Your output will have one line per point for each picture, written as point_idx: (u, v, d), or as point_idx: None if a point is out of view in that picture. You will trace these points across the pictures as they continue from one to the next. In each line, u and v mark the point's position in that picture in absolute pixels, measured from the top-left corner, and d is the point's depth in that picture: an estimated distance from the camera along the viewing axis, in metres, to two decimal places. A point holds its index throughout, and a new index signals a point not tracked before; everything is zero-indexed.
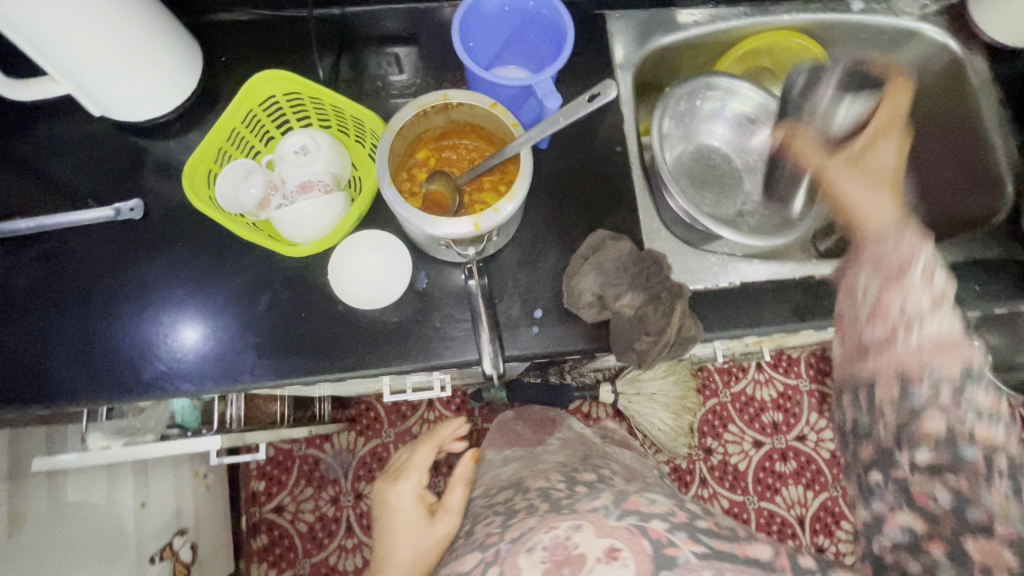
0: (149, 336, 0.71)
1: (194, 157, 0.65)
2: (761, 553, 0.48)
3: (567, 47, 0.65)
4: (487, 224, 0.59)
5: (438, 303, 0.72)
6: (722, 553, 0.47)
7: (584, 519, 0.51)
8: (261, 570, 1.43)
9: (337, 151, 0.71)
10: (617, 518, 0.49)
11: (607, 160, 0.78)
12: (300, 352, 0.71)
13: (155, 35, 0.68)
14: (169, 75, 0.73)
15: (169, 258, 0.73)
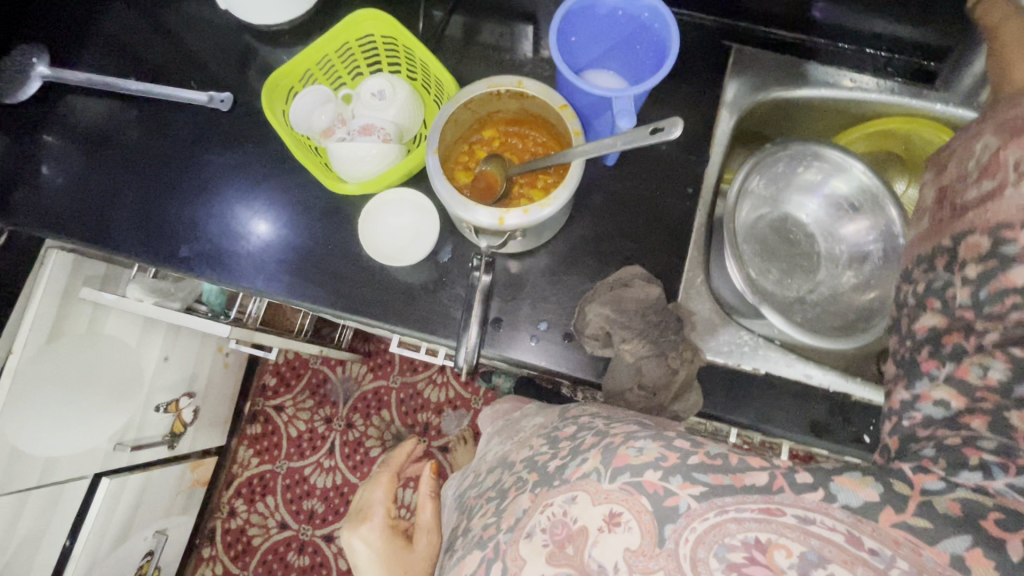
0: (199, 220, 0.77)
1: (282, 69, 0.69)
2: (759, 478, 0.40)
3: (667, 66, 0.61)
4: (512, 223, 0.57)
5: (451, 281, 0.72)
6: (717, 488, 0.40)
7: (578, 482, 0.45)
8: (246, 454, 1.56)
9: (410, 106, 0.73)
10: (611, 480, 0.43)
11: (672, 199, 0.74)
12: (315, 281, 0.74)
13: None
14: None
15: (239, 158, 0.79)
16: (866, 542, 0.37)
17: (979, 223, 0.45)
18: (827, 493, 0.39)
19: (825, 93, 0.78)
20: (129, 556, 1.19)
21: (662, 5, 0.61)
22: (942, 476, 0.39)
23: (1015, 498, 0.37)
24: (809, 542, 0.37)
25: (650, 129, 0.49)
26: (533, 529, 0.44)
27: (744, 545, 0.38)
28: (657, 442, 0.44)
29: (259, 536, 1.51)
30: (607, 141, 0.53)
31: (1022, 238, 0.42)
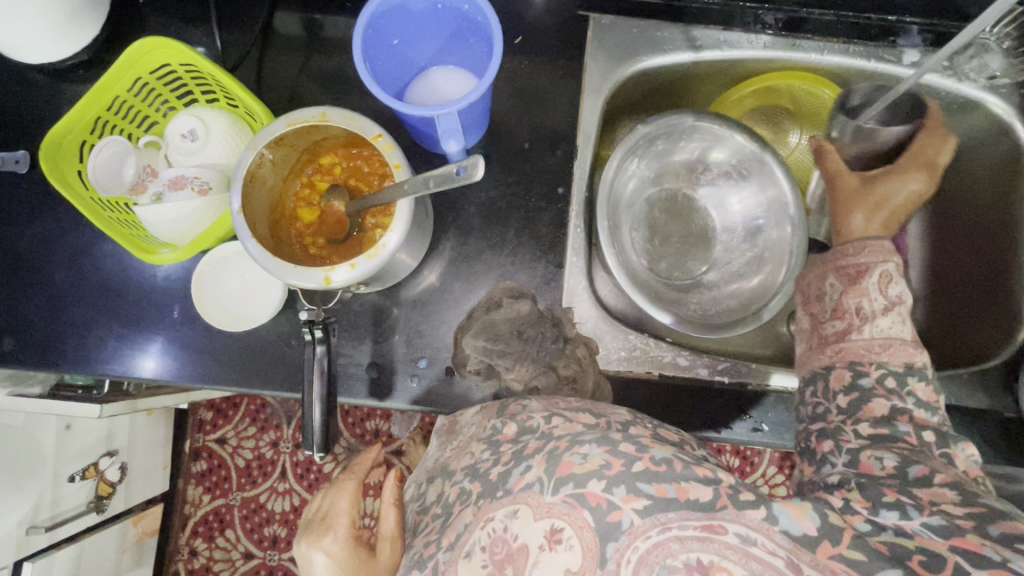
0: (20, 304, 0.67)
1: (60, 124, 0.58)
2: (702, 492, 0.34)
3: (494, 66, 0.53)
4: (338, 281, 0.51)
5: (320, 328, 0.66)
6: (660, 502, 0.34)
7: (520, 493, 0.37)
8: (196, 493, 1.46)
9: (229, 144, 0.63)
10: (554, 492, 0.35)
11: (543, 202, 0.69)
12: (165, 353, 0.66)
13: None
14: (63, 21, 0.64)
15: (54, 225, 0.69)
16: (802, 566, 0.32)
17: (836, 356, 0.53)
18: (767, 513, 0.34)
19: (695, 58, 0.72)
20: None
21: None
22: (868, 517, 0.37)
23: (930, 538, 0.36)
24: (750, 564, 0.32)
25: (451, 171, 0.45)
26: (472, 548, 0.36)
27: (684, 566, 0.32)
28: (604, 446, 0.37)
29: (226, 569, 1.45)
30: (418, 183, 0.48)
31: (873, 372, 0.51)
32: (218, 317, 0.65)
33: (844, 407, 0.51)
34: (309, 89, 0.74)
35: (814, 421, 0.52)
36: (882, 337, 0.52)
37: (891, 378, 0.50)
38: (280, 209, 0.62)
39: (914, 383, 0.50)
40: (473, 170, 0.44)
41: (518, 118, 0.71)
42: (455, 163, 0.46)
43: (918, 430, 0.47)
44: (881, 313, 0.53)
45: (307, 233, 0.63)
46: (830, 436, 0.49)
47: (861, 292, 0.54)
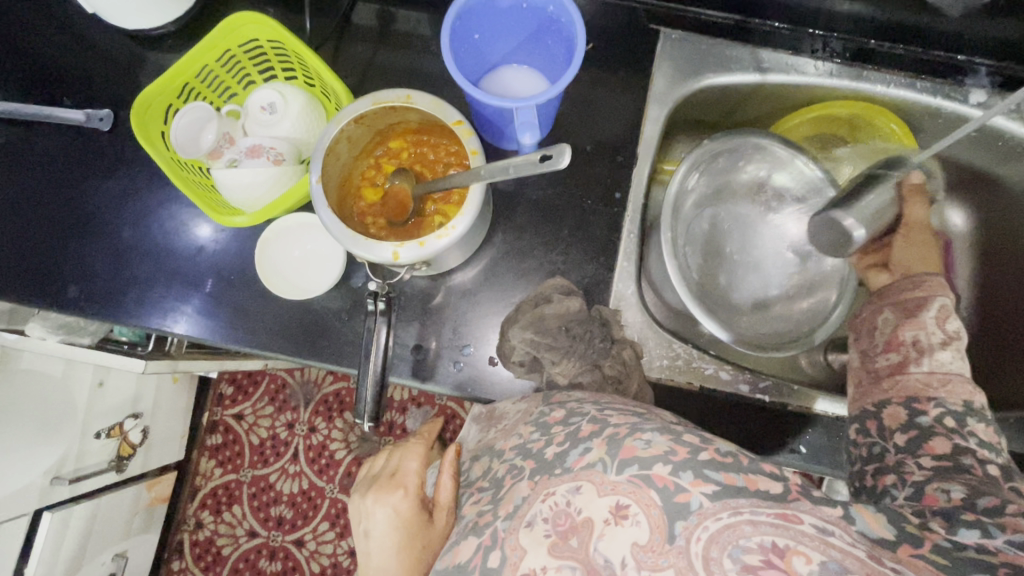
0: (84, 256, 0.70)
1: (151, 85, 0.61)
2: (772, 485, 0.35)
3: (575, 65, 0.55)
4: (404, 258, 0.53)
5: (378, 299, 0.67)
6: (731, 489, 0.34)
7: (582, 472, 0.37)
8: (209, 466, 1.48)
9: (307, 121, 0.66)
10: (618, 472, 0.36)
11: (598, 206, 0.70)
12: (220, 317, 0.68)
13: None
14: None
15: (125, 184, 0.71)
16: (886, 560, 0.32)
17: (894, 391, 0.55)
18: (844, 513, 0.34)
19: (764, 79, 0.73)
20: None
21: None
22: (947, 536, 0.36)
23: (1015, 554, 0.35)
24: (830, 552, 0.31)
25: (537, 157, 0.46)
26: (534, 519, 0.36)
27: (759, 547, 0.32)
28: (667, 436, 0.37)
29: (229, 545, 1.46)
30: (497, 170, 0.49)
31: (931, 411, 0.52)
32: (276, 286, 0.66)
33: (903, 445, 0.51)
34: (381, 78, 0.77)
35: (869, 461, 0.52)
36: (940, 372, 0.54)
37: (949, 417, 0.51)
38: (346, 186, 0.64)
39: (974, 424, 0.51)
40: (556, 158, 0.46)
41: (581, 122, 0.72)
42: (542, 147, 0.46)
43: (981, 464, 0.47)
44: (939, 347, 0.55)
45: (369, 212, 0.65)
46: (892, 470, 0.50)
47: (918, 326, 0.57)
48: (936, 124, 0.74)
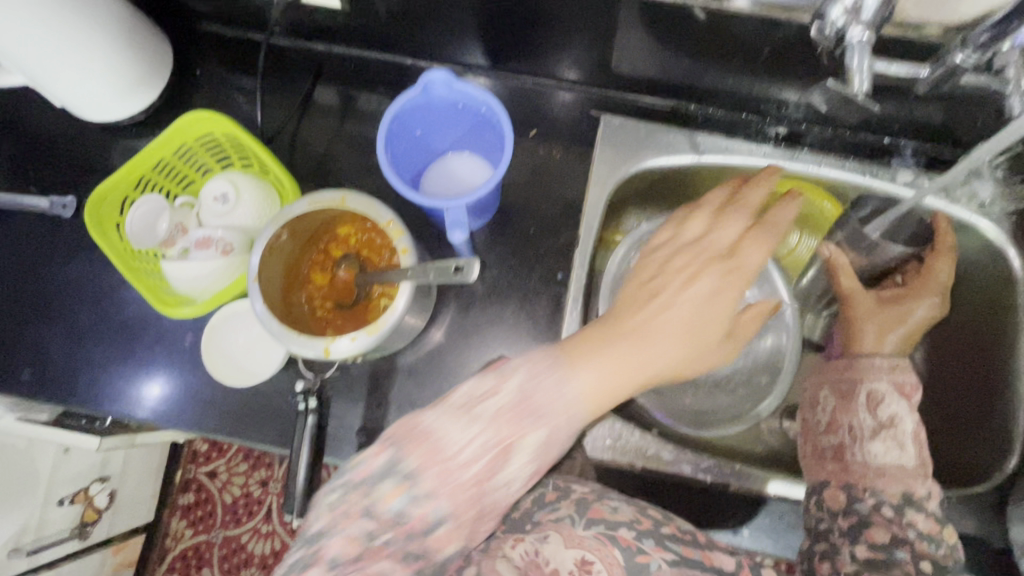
0: (45, 339, 0.72)
1: (105, 183, 0.64)
2: None
3: (505, 164, 0.58)
4: (337, 354, 0.55)
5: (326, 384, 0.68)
6: None
7: None
8: (180, 526, 1.46)
9: (257, 209, 0.68)
10: None
11: (542, 286, 0.72)
12: (169, 400, 0.69)
13: (112, 82, 0.69)
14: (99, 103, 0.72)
15: (86, 267, 0.74)
16: None
17: (834, 475, 0.58)
18: None
19: (701, 160, 0.76)
20: None
21: (496, 100, 0.59)
22: None
23: None
24: None
25: (451, 268, 0.51)
26: None
27: None
28: None
29: None
30: (421, 272, 0.53)
31: (868, 500, 0.55)
32: (222, 372, 0.68)
33: (845, 531, 0.54)
34: (340, 159, 0.80)
35: (815, 540, 0.55)
36: (878, 465, 0.57)
37: (888, 507, 0.55)
38: (294, 273, 0.66)
39: (914, 514, 0.54)
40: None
41: (529, 202, 0.75)
42: (454, 257, 0.51)
43: (915, 560, 0.51)
44: (871, 437, 0.59)
45: (317, 296, 0.67)
46: (827, 558, 0.53)
47: (851, 412, 0.61)
48: None
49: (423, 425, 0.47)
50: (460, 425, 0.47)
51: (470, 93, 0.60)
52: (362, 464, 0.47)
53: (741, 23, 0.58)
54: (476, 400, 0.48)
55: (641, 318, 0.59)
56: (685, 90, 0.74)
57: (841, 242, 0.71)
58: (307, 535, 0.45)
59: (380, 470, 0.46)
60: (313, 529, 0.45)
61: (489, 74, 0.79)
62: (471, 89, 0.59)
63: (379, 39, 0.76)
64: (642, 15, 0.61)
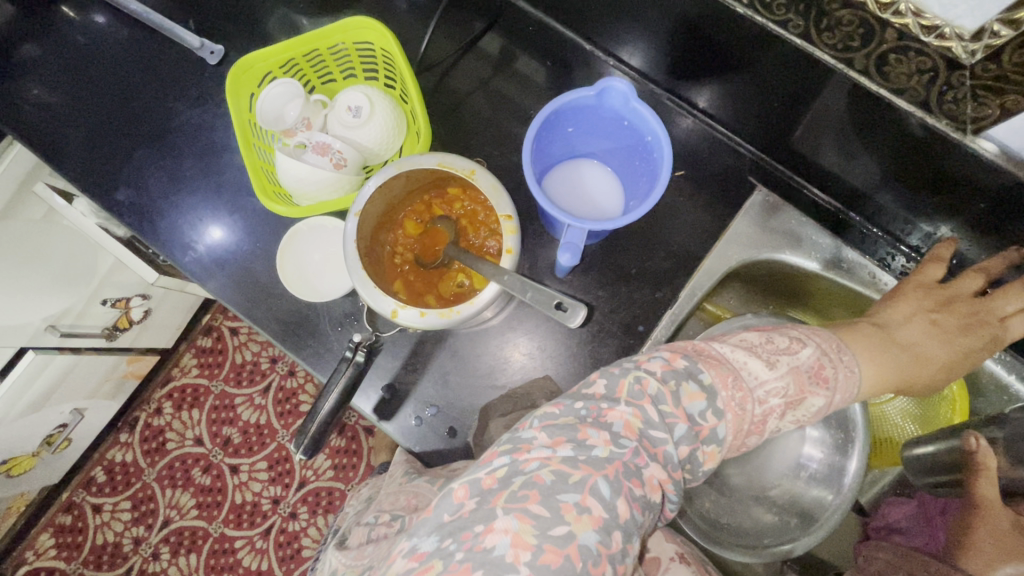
0: (146, 169, 0.75)
1: (260, 52, 0.64)
2: None
3: (649, 203, 0.54)
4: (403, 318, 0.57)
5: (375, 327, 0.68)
6: None
7: None
8: (189, 362, 1.56)
9: (383, 136, 0.66)
10: None
11: (617, 331, 0.69)
12: (232, 276, 0.71)
13: None
14: None
15: (209, 119, 0.76)
16: None
17: None
18: None
19: (819, 270, 0.70)
20: (40, 427, 1.23)
21: (666, 134, 0.55)
22: None
23: None
24: None
25: (556, 302, 0.55)
26: None
27: None
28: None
29: (174, 441, 1.53)
30: (519, 285, 0.55)
31: None
32: (289, 276, 0.68)
33: None
34: (476, 111, 0.76)
35: None
36: None
37: None
38: (391, 214, 0.64)
39: None
40: (727, 431, 0.44)
41: (640, 239, 0.71)
42: (562, 294, 0.55)
43: None
44: None
45: (401, 245, 0.65)
46: None
47: None
48: (998, 398, 0.67)
49: (617, 416, 0.43)
50: (642, 416, 0.43)
51: (644, 118, 0.56)
52: (577, 397, 0.45)
53: (973, 169, 0.50)
54: (652, 405, 0.43)
55: (854, 332, 0.56)
56: (859, 198, 0.67)
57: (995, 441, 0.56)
58: (495, 462, 0.41)
59: (609, 421, 0.42)
60: (493, 476, 0.40)
61: (664, 95, 0.73)
62: (646, 113, 0.55)
63: (574, 17, 0.71)
64: (856, 115, 0.54)
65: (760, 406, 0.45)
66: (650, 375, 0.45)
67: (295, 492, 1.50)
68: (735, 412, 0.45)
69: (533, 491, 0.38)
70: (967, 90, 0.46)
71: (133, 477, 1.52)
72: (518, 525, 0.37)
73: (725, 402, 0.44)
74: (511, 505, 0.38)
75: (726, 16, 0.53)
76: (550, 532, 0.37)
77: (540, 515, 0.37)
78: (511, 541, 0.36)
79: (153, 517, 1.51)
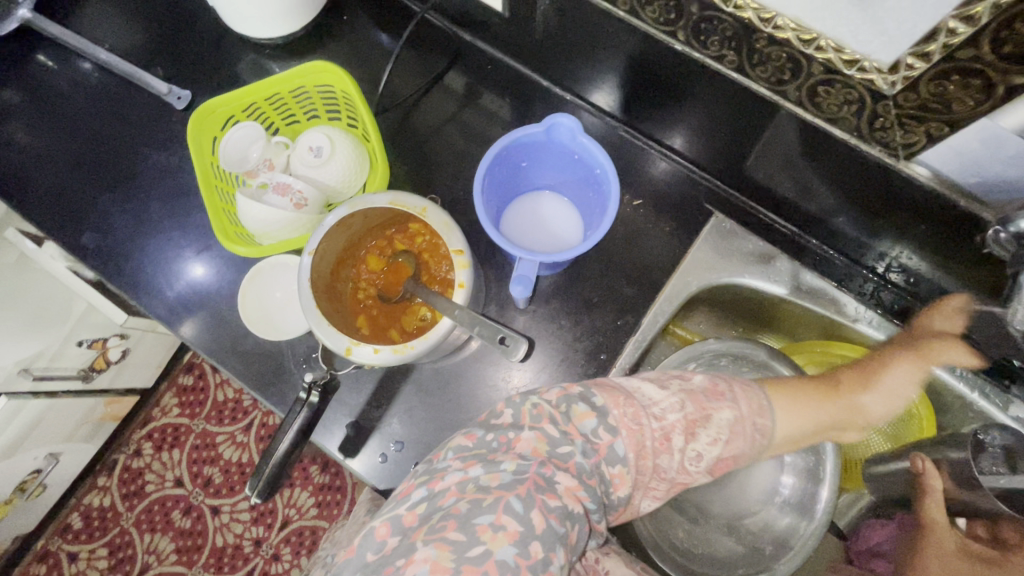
0: (114, 212, 0.76)
1: (221, 97, 0.66)
2: None
3: (598, 235, 0.55)
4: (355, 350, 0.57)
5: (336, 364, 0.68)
6: None
7: None
8: (170, 402, 1.54)
9: (343, 175, 0.67)
10: None
11: (582, 360, 0.69)
12: (198, 318, 0.71)
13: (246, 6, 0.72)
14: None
15: (177, 162, 0.77)
16: None
17: None
18: None
19: (779, 292, 0.71)
20: (12, 474, 1.21)
21: (612, 166, 0.56)
22: None
23: None
24: None
25: (500, 337, 0.57)
26: None
27: None
28: None
29: (154, 483, 1.50)
30: (469, 320, 0.56)
31: None
32: (251, 318, 0.68)
33: None
34: (441, 148, 0.78)
35: None
36: None
37: None
38: (352, 250, 0.65)
39: None
40: (625, 448, 0.45)
41: (603, 267, 0.71)
42: (505, 329, 0.58)
43: None
44: None
45: (364, 279, 0.66)
46: None
47: None
48: (965, 415, 0.67)
49: (524, 444, 0.44)
50: (545, 438, 0.45)
51: (592, 151, 0.57)
52: (488, 428, 0.47)
53: (912, 191, 0.52)
54: (551, 425, 0.45)
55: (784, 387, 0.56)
56: (814, 222, 0.69)
57: (955, 461, 0.59)
58: (413, 496, 0.42)
59: (516, 450, 0.44)
60: (413, 513, 0.41)
61: (621, 127, 0.75)
62: (593, 147, 0.56)
63: (531, 57, 0.74)
64: (800, 142, 0.56)
65: (657, 421, 0.46)
66: (544, 402, 0.47)
67: (277, 532, 1.46)
68: (630, 426, 0.46)
69: (449, 521, 0.39)
70: (893, 119, 0.46)
71: (110, 523, 1.48)
72: (437, 553, 0.37)
73: (618, 418, 0.46)
74: (430, 536, 0.38)
75: (668, 52, 0.55)
76: (466, 553, 0.37)
77: (456, 541, 0.38)
78: (430, 568, 0.37)
79: (131, 564, 1.46)
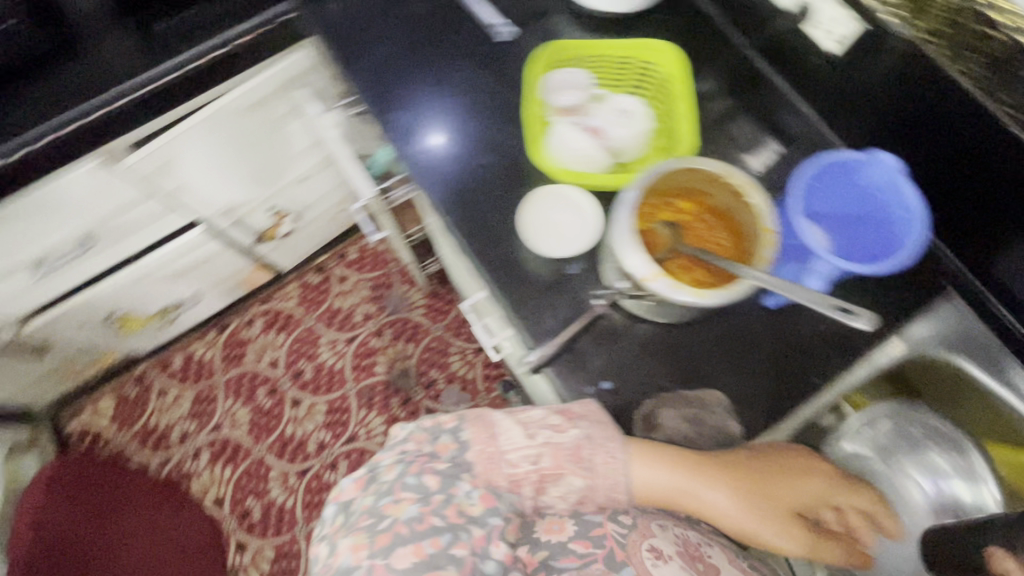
0: (419, 101, 0.85)
1: (570, 40, 0.76)
2: None
3: (898, 260, 0.63)
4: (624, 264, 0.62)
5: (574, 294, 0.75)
6: None
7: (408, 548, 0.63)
8: (293, 291, 1.67)
9: (641, 139, 0.75)
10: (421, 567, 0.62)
11: (780, 377, 0.74)
12: (464, 212, 0.79)
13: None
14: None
15: (480, 79, 0.86)
16: None
17: None
18: None
19: (993, 388, 0.78)
20: (168, 292, 1.35)
21: (923, 210, 0.64)
22: None
23: None
24: None
25: (838, 305, 0.58)
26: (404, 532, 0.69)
27: None
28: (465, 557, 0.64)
29: (253, 355, 1.62)
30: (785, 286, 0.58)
31: None
32: (527, 225, 0.77)
33: None
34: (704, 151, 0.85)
35: None
36: None
37: None
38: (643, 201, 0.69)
39: None
40: (473, 492, 0.68)
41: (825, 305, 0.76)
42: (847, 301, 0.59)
43: None
44: None
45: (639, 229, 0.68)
46: None
47: None
48: None
49: (387, 469, 0.70)
50: (426, 438, 0.71)
51: (900, 194, 0.66)
52: (391, 451, 0.73)
53: None
54: (425, 446, 0.70)
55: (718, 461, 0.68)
56: None
57: None
58: (333, 509, 0.70)
59: (389, 466, 0.70)
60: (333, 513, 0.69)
61: None
62: (908, 189, 0.64)
63: (819, 100, 0.80)
64: None
65: (580, 439, 0.67)
66: (421, 434, 0.72)
67: (342, 444, 1.55)
68: (483, 464, 0.69)
69: (359, 515, 0.66)
70: None
71: (204, 375, 1.60)
72: (354, 544, 0.64)
73: (469, 458, 0.69)
74: (342, 533, 0.66)
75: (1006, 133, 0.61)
76: (377, 529, 0.64)
77: (365, 525, 0.65)
78: (353, 552, 0.63)
79: (207, 418, 1.57)
